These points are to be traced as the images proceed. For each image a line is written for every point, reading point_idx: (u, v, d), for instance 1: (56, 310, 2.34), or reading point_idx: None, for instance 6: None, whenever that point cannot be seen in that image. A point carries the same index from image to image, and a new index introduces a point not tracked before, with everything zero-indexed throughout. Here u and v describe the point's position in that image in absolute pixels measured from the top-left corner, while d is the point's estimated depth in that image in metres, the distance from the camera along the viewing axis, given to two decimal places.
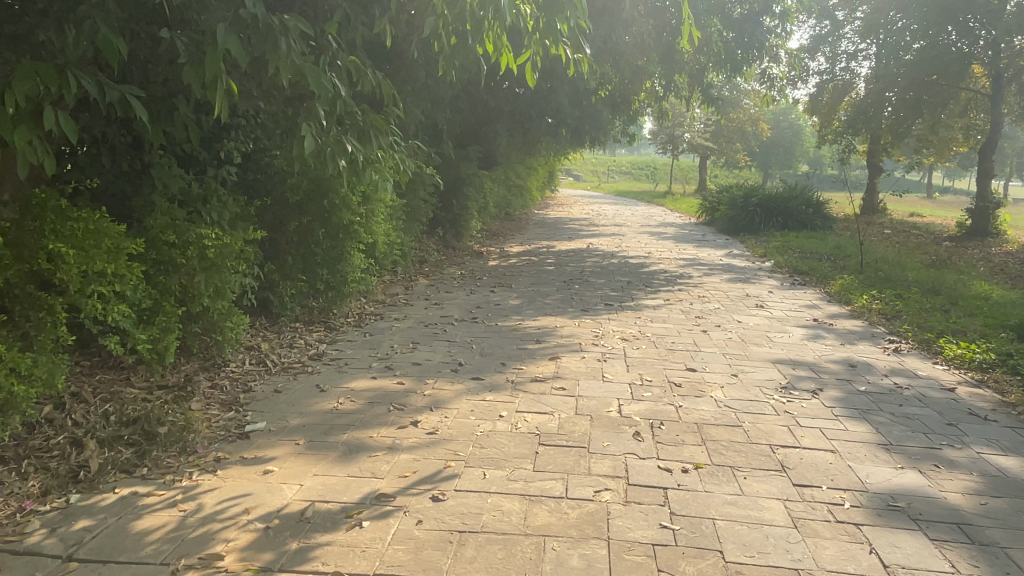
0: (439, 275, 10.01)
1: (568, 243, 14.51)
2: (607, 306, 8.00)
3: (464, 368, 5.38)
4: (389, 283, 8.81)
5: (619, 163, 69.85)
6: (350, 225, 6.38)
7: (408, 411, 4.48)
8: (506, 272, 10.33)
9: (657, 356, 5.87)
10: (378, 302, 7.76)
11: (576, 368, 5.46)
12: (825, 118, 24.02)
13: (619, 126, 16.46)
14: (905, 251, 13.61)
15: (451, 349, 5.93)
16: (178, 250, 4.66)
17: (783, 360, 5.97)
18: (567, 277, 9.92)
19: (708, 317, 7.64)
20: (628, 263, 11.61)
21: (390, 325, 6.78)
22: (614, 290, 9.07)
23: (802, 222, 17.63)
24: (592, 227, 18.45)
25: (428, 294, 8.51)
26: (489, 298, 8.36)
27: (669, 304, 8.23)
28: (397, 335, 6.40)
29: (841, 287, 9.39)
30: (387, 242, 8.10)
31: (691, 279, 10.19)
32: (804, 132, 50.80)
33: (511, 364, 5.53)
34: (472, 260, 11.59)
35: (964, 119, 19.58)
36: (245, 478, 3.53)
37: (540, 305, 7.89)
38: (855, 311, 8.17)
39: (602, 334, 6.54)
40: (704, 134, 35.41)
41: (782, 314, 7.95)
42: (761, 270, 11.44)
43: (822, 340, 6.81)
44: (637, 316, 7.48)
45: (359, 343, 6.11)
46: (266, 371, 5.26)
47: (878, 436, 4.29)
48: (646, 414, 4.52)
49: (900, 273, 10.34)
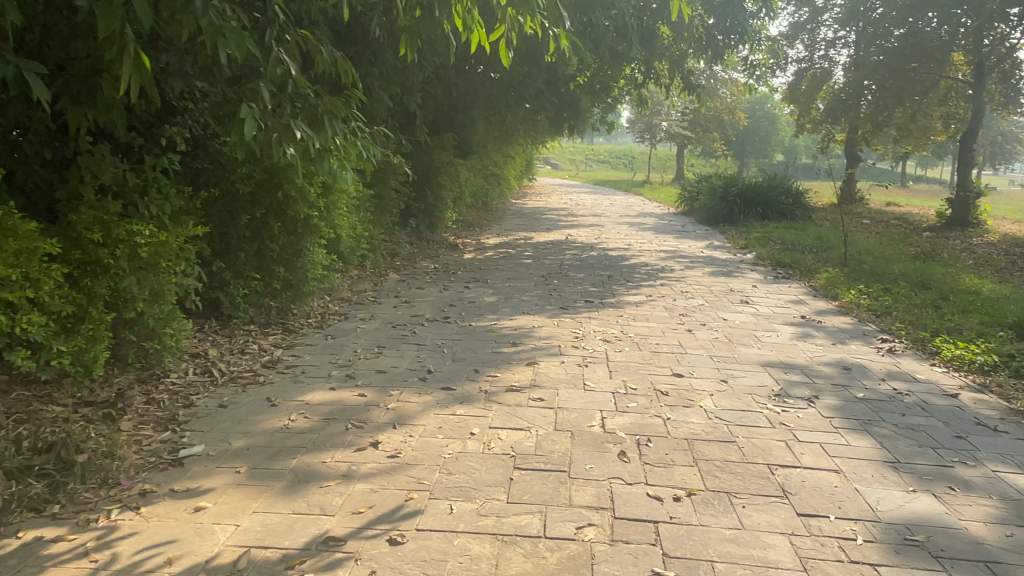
0: (410, 269, 9.52)
1: (546, 234, 14.07)
2: (587, 303, 7.57)
3: (433, 377, 4.92)
4: (357, 279, 8.30)
5: (596, 151, 69.48)
6: (308, 219, 5.87)
7: (368, 429, 4.02)
8: (482, 266, 9.86)
9: (641, 360, 5.45)
10: (344, 300, 7.26)
11: (555, 375, 5.03)
12: (804, 107, 23.85)
13: (598, 114, 16.04)
14: (888, 242, 13.39)
15: (420, 353, 5.46)
16: (106, 249, 4.15)
17: (774, 362, 5.60)
18: (545, 272, 9.48)
19: (693, 314, 7.26)
20: (608, 256, 11.21)
21: (354, 326, 6.30)
22: (594, 285, 8.66)
23: (783, 213, 17.38)
24: (570, 218, 18.02)
25: (398, 291, 8.01)
26: (463, 294, 7.89)
27: (651, 301, 7.84)
28: (361, 338, 5.92)
29: (827, 280, 9.10)
30: (354, 235, 7.58)
31: (673, 273, 9.83)
32: (780, 121, 50.89)
33: (485, 370, 5.09)
34: (447, 253, 11.09)
35: (943, 109, 19.48)
36: (172, 518, 3.07)
37: (516, 303, 7.44)
38: (843, 307, 7.85)
39: (583, 336, 6.11)
40: (681, 122, 35.15)
41: (769, 311, 7.60)
42: (744, 262, 11.13)
43: (813, 339, 6.47)
44: (619, 314, 7.07)
45: (319, 348, 5.62)
46: (212, 383, 4.77)
47: (883, 453, 3.94)
48: (631, 429, 4.10)
49: (887, 266, 10.09)
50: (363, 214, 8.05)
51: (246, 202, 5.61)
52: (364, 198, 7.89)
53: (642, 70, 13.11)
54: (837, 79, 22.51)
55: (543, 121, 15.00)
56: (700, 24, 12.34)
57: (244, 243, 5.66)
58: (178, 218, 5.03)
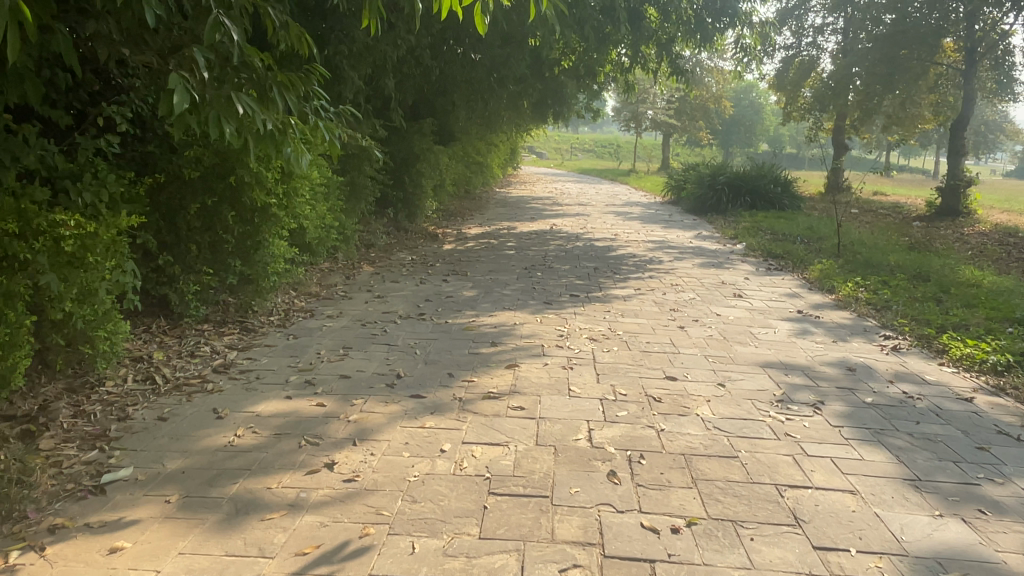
0: (386, 260, 9.00)
1: (529, 224, 13.60)
2: (572, 298, 7.11)
3: (402, 383, 4.43)
4: (327, 272, 7.79)
5: (581, 139, 68.91)
6: (267, 208, 5.35)
7: (324, 446, 3.54)
8: (462, 258, 9.38)
9: (631, 362, 5.00)
10: (312, 296, 6.75)
11: (537, 379, 4.58)
12: (791, 94, 23.51)
13: (583, 99, 15.56)
14: (880, 232, 13.05)
15: (390, 355, 4.99)
16: (24, 242, 3.56)
17: (774, 363, 5.19)
18: (528, 263, 9.00)
19: (685, 309, 6.82)
20: (594, 246, 10.74)
21: (319, 324, 5.82)
22: (580, 278, 8.20)
23: (772, 202, 17.01)
24: (554, 207, 17.54)
25: (372, 284, 7.50)
26: (440, 288, 7.41)
27: (640, 294, 7.39)
28: (326, 338, 5.43)
29: (822, 272, 8.73)
30: (322, 224, 7.07)
31: (662, 264, 9.41)
32: (766, 110, 50.64)
33: (460, 375, 4.62)
34: (426, 243, 10.57)
35: (933, 96, 19.19)
36: (81, 563, 2.57)
37: (497, 298, 6.96)
38: (841, 301, 7.46)
39: (568, 334, 5.65)
40: (667, 110, 34.69)
41: (765, 305, 7.18)
42: (734, 253, 10.74)
43: (812, 337, 6.05)
44: (607, 310, 6.61)
45: (278, 350, 5.13)
46: (154, 392, 4.26)
47: (902, 469, 3.55)
48: (622, 443, 3.65)
49: (882, 257, 9.75)
50: (333, 202, 7.54)
51: (194, 189, 5.08)
52: (333, 184, 7.40)
53: (627, 54, 12.62)
54: (825, 66, 22.14)
55: (526, 107, 14.48)
56: (689, 6, 11.86)
57: (195, 234, 5.13)
58: (116, 206, 4.49)
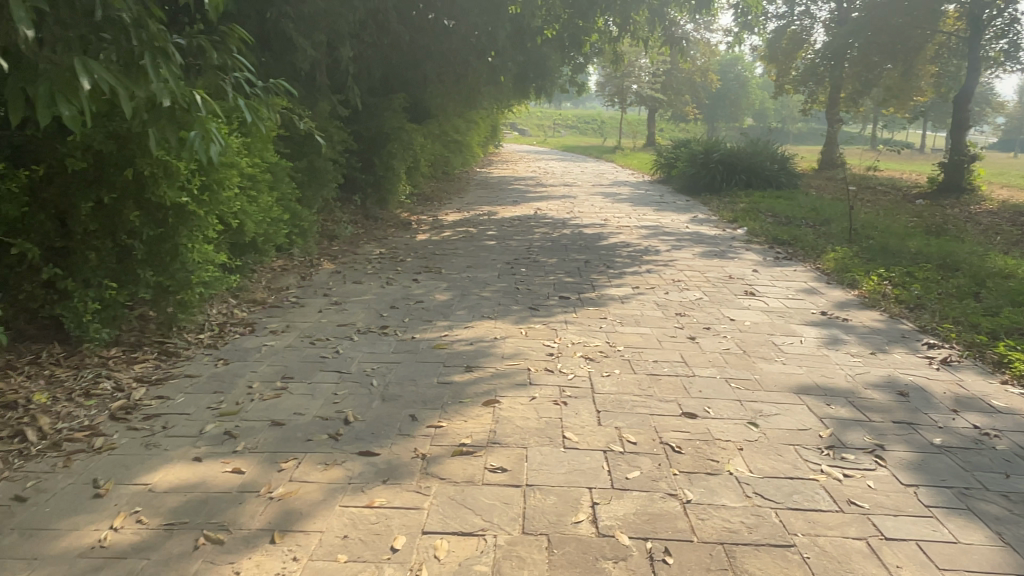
0: (351, 255, 7.96)
1: (513, 208, 12.59)
2: (562, 301, 6.15)
3: (350, 432, 3.45)
4: (280, 272, 6.74)
5: (563, 115, 67.58)
6: (184, 205, 4.28)
7: (229, 547, 2.55)
8: (436, 251, 8.37)
9: (638, 392, 4.06)
10: (257, 304, 5.72)
11: (522, 422, 3.62)
12: (782, 67, 22.57)
13: (569, 72, 14.52)
14: (888, 213, 12.23)
15: (339, 388, 4.00)
16: None
17: (810, 390, 4.27)
18: (511, 257, 8.02)
19: (693, 313, 5.88)
20: (583, 234, 9.79)
21: (258, 344, 4.78)
22: (569, 275, 7.24)
23: (768, 180, 16.13)
24: (537, 188, 16.53)
25: (330, 287, 6.46)
26: (411, 290, 6.42)
27: (640, 294, 6.45)
28: (263, 365, 4.39)
29: (838, 263, 7.86)
30: (269, 217, 6.02)
31: (660, 255, 8.48)
32: (752, 84, 49.56)
33: (425, 417, 3.65)
34: (396, 233, 9.53)
35: (933, 67, 18.38)
36: None
37: (476, 302, 5.98)
38: (867, 299, 6.59)
39: (558, 354, 4.69)
40: (653, 84, 33.47)
41: (782, 306, 6.28)
42: (736, 239, 9.83)
43: (846, 348, 5.15)
44: (603, 316, 5.66)
45: (199, 384, 4.08)
46: (21, 454, 3.24)
47: (1012, 555, 2.64)
48: (638, 526, 2.72)
49: (899, 243, 8.90)
50: (282, 192, 6.47)
51: (86, 183, 4.00)
52: (281, 170, 6.32)
53: (616, 24, 11.61)
54: (818, 38, 21.22)
55: (507, 81, 13.42)
56: None
57: (91, 240, 4.05)
58: None
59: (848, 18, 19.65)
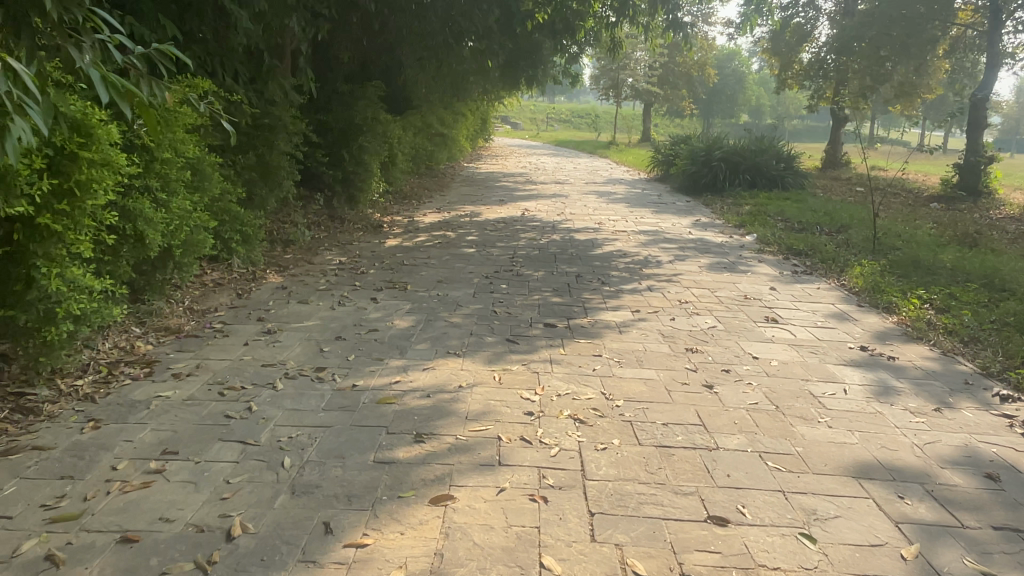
0: (304, 264, 6.84)
1: (498, 209, 11.50)
2: (547, 330, 5.06)
3: (226, 559, 2.37)
4: (211, 288, 5.64)
5: (556, 110, 66.20)
6: (36, 220, 3.19)
7: None
8: (406, 260, 7.27)
9: (645, 480, 2.98)
10: (169, 333, 4.62)
11: (482, 535, 2.54)
12: (786, 61, 21.53)
13: (561, 63, 13.40)
14: (907, 219, 11.25)
15: (233, 475, 2.91)
16: None
17: (873, 474, 3.21)
18: (491, 269, 6.94)
19: (707, 348, 4.82)
20: (575, 241, 8.72)
21: (148, 396, 3.67)
22: (557, 293, 6.16)
23: (773, 179, 15.07)
24: (527, 186, 15.40)
25: (269, 307, 5.36)
26: (366, 313, 5.31)
27: (641, 320, 5.39)
28: (145, 431, 3.30)
29: (867, 280, 6.85)
30: (192, 224, 4.93)
31: (663, 267, 7.43)
32: (748, 79, 48.45)
33: (343, 528, 2.55)
34: (364, 237, 8.41)
35: (947, 63, 17.36)
36: None
37: (442, 331, 4.89)
38: (910, 329, 5.54)
39: (540, 413, 3.61)
40: (649, 77, 32.15)
41: (811, 337, 5.24)
42: (745, 248, 8.78)
43: (902, 403, 4.11)
44: (597, 353, 4.58)
45: (46, 464, 2.99)
46: None
47: None
48: None
49: (932, 256, 7.90)
50: (211, 194, 5.37)
51: None
52: (209, 167, 5.24)
53: (612, 9, 10.52)
54: (822, 32, 20.23)
55: (495, 69, 12.30)
56: None
57: None
58: None
59: (856, 9, 18.60)
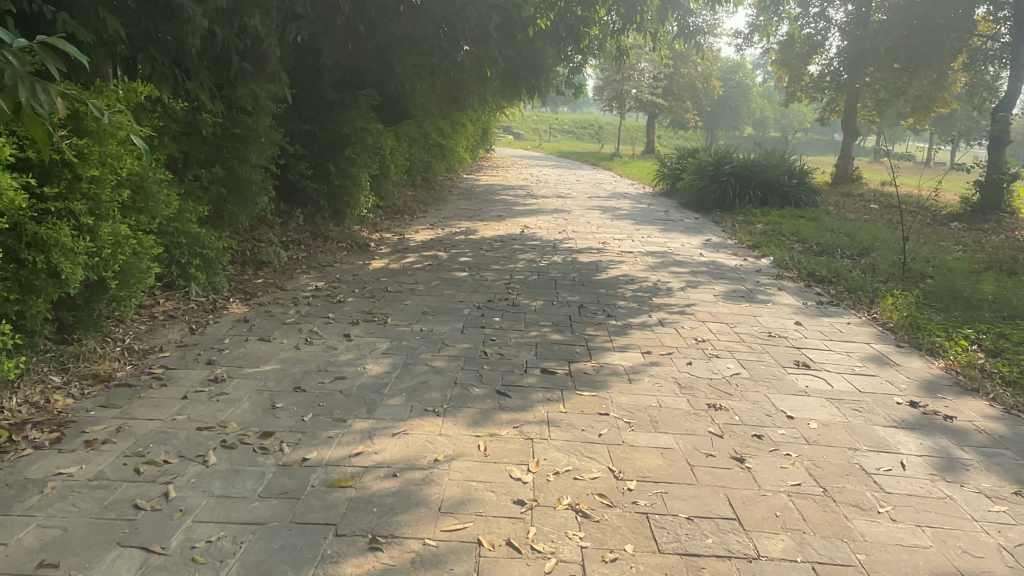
0: (275, 291, 6.13)
1: (496, 225, 10.81)
2: (544, 378, 4.33)
3: None
4: (160, 321, 4.93)
5: (558, 120, 65.56)
6: None
7: None
8: (391, 285, 6.57)
9: None
10: (96, 382, 3.91)
11: None
12: (795, 72, 20.82)
13: (563, 72, 12.66)
14: (931, 241, 10.56)
15: None
16: None
17: None
18: (483, 298, 6.22)
19: (732, 403, 4.09)
20: (577, 264, 8.01)
21: (46, 475, 2.94)
22: (557, 328, 5.45)
23: (785, 196, 14.39)
24: (527, 199, 14.70)
25: (223, 346, 4.64)
26: (335, 354, 4.59)
27: (654, 365, 4.65)
28: (26, 528, 2.58)
29: (904, 314, 6.14)
30: (132, 252, 4.23)
31: (675, 296, 6.72)
32: (752, 92, 47.83)
33: None
34: (348, 258, 7.72)
35: (965, 76, 16.73)
36: None
37: (422, 379, 4.16)
38: (962, 377, 4.83)
39: (532, 501, 2.88)
40: (652, 88, 31.47)
41: (851, 388, 4.52)
42: (762, 273, 8.07)
43: (975, 483, 3.38)
44: (603, 411, 3.85)
45: None
46: None
47: None
48: None
49: (970, 285, 7.20)
50: (160, 214, 4.68)
51: None
52: (155, 185, 4.53)
53: (619, 15, 9.84)
54: (832, 43, 19.52)
55: (494, 76, 11.62)
56: None
57: None
58: None
59: (870, 20, 17.93)
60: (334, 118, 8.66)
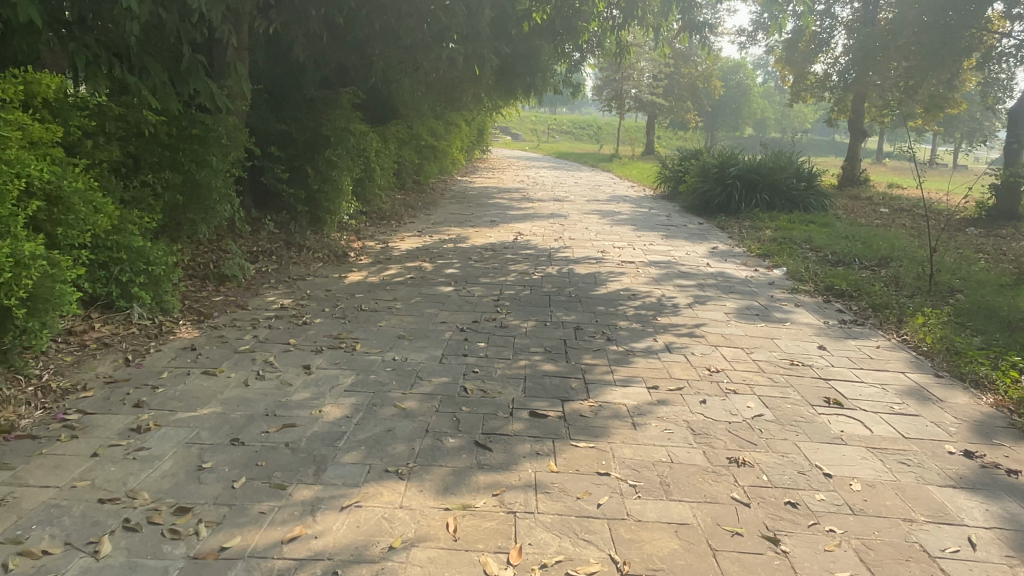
0: (234, 311, 5.46)
1: (489, 231, 10.14)
2: (533, 423, 3.68)
3: None
4: (91, 352, 4.26)
5: (557, 121, 64.87)
6: None
7: None
8: (366, 303, 5.90)
9: None
10: None
11: None
12: (801, 72, 20.16)
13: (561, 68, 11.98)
14: (952, 249, 9.88)
15: None
16: None
17: None
18: (468, 319, 5.55)
19: (758, 457, 3.42)
20: (574, 276, 7.34)
21: None
22: (551, 356, 4.78)
23: (793, 200, 13.73)
24: (523, 204, 14.02)
25: (159, 383, 3.96)
26: (288, 392, 3.91)
27: (662, 405, 3.99)
28: None
29: (939, 336, 5.47)
30: (45, 273, 3.51)
31: (682, 314, 6.05)
32: (753, 92, 47.10)
33: None
34: (323, 269, 7.06)
35: (978, 75, 16.06)
36: None
37: (387, 427, 3.49)
38: (1019, 417, 4.15)
39: None
40: (652, 88, 30.79)
41: (894, 433, 3.84)
42: (776, 286, 7.40)
43: None
44: (604, 470, 3.18)
45: None
46: None
47: None
48: None
49: (1005, 301, 6.53)
50: (87, 227, 4.00)
51: None
52: (78, 196, 3.87)
53: (619, 8, 9.15)
54: (839, 41, 18.86)
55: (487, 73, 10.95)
56: None
57: None
58: None
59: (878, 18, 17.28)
60: (311, 117, 8.01)
